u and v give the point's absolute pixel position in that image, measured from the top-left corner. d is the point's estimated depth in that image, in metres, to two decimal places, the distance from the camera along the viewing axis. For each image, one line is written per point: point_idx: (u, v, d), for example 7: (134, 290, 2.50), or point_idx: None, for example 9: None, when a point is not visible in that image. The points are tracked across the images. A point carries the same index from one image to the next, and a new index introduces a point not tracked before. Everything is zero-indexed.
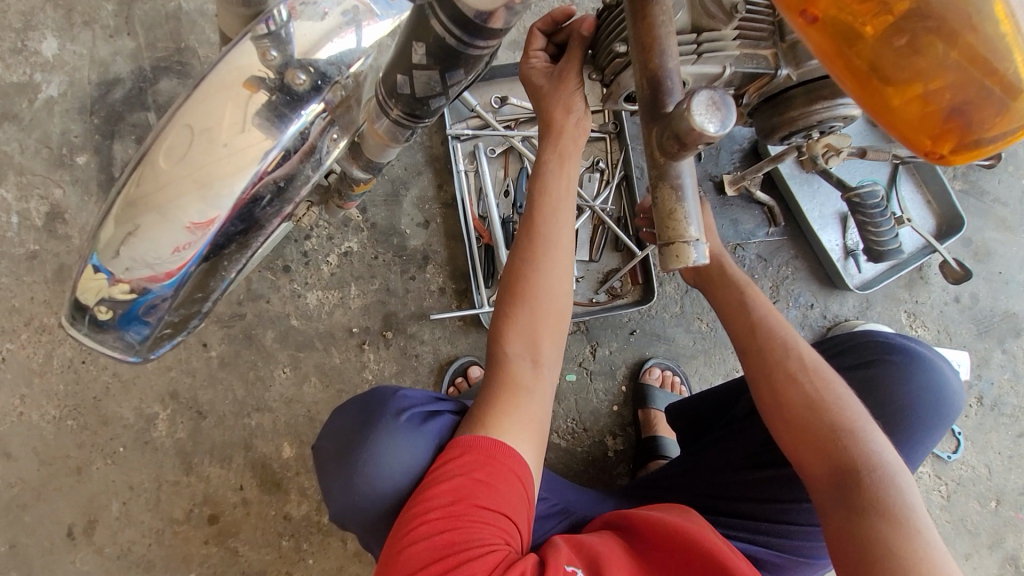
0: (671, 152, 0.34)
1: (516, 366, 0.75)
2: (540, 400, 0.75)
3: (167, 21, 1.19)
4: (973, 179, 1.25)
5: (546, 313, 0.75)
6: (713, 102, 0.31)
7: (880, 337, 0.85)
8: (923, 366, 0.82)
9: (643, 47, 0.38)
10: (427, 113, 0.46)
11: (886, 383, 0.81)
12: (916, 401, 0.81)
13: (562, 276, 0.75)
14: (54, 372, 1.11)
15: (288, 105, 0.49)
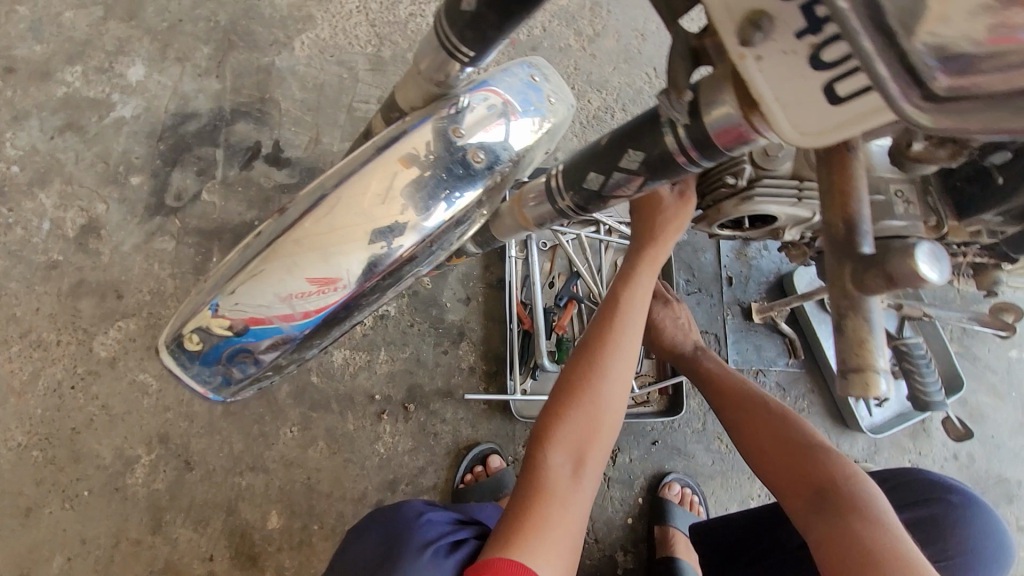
0: (869, 286, 0.37)
1: (556, 474, 0.63)
2: (575, 520, 0.63)
3: (257, 72, 1.25)
4: (967, 344, 1.37)
5: (603, 421, 0.66)
6: (931, 255, 0.36)
7: (938, 480, 0.92)
8: (982, 512, 0.90)
9: (838, 194, 0.41)
10: (598, 209, 0.49)
11: (946, 522, 0.88)
12: (975, 547, 0.88)
13: (622, 385, 0.67)
14: (36, 394, 1.01)
15: (462, 177, 0.53)
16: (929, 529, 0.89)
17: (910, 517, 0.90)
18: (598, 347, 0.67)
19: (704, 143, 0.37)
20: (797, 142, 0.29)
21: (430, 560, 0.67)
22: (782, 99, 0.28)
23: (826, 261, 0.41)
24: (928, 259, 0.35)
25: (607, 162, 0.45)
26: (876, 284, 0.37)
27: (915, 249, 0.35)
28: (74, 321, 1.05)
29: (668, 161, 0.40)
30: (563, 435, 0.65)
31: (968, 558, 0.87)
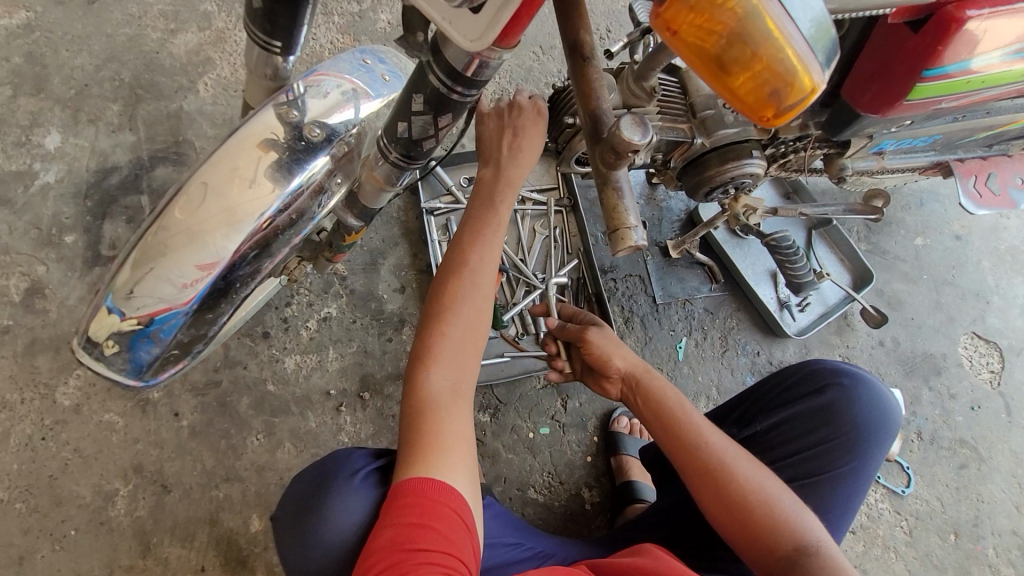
0: (610, 162, 0.46)
1: (439, 391, 0.77)
2: (463, 422, 0.77)
3: (168, 119, 1.33)
4: (874, 240, 1.47)
5: (473, 346, 0.81)
6: (634, 121, 0.44)
7: (829, 366, 1.07)
8: (870, 393, 1.04)
9: (584, 94, 0.50)
10: (420, 153, 0.57)
11: (838, 407, 1.03)
12: (865, 429, 1.02)
13: (483, 309, 0.82)
14: (9, 451, 1.07)
15: (306, 151, 0.61)
16: (824, 415, 1.04)
17: (808, 410, 1.05)
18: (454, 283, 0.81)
19: (456, 76, 0.46)
20: (476, 49, 0.37)
21: (360, 483, 0.81)
22: (447, 17, 0.36)
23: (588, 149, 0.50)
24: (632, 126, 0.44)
25: (405, 111, 0.53)
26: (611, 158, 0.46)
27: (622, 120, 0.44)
28: (34, 378, 1.11)
29: (446, 99, 0.49)
30: (442, 360, 0.78)
31: (862, 439, 1.01)
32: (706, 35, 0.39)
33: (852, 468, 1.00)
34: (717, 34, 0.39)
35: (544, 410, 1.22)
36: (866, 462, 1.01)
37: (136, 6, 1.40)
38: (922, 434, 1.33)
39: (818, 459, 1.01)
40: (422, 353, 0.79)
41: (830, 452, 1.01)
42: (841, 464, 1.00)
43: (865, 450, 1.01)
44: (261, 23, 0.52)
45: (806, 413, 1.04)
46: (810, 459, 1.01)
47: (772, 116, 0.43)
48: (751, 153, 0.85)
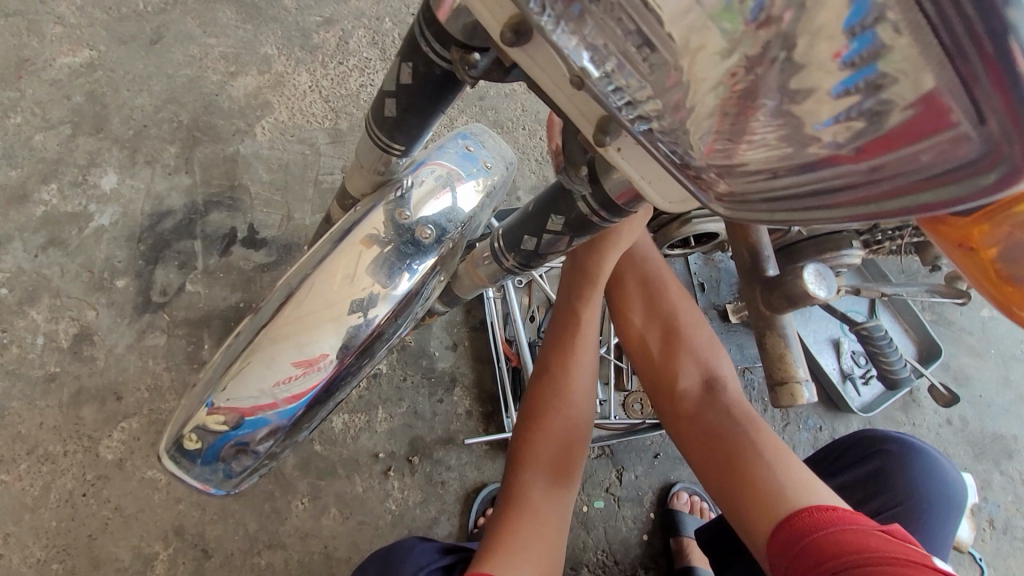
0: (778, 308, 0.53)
1: (532, 491, 0.76)
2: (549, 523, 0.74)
3: (223, 162, 1.32)
4: (940, 310, 1.41)
5: (561, 437, 0.80)
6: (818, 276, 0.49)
7: (876, 431, 1.01)
8: (930, 463, 0.95)
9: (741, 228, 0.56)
10: (540, 264, 0.53)
11: (890, 475, 0.95)
12: (926, 500, 0.93)
13: (571, 406, 0.81)
14: (49, 507, 1.03)
15: (416, 253, 0.58)
16: (879, 483, 0.96)
17: (861, 477, 0.98)
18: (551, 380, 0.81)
19: (609, 204, 0.42)
20: (672, 208, 0.35)
21: None
22: (648, 176, 0.34)
23: (745, 285, 0.57)
24: (814, 278, 0.49)
25: (536, 225, 0.49)
26: (783, 305, 0.53)
27: (802, 270, 0.50)
28: (78, 430, 1.08)
29: (586, 221, 0.46)
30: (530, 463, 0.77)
31: (922, 510, 0.92)
32: (989, 243, 0.27)
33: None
34: (1002, 244, 0.26)
35: (599, 482, 1.16)
36: (931, 534, 0.91)
37: (197, 47, 1.40)
38: (993, 522, 1.26)
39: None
40: (518, 454, 0.79)
41: (888, 524, 0.92)
42: None
43: (932, 524, 0.92)
44: (387, 128, 0.50)
45: (855, 483, 0.98)
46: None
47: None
48: (850, 243, 0.80)
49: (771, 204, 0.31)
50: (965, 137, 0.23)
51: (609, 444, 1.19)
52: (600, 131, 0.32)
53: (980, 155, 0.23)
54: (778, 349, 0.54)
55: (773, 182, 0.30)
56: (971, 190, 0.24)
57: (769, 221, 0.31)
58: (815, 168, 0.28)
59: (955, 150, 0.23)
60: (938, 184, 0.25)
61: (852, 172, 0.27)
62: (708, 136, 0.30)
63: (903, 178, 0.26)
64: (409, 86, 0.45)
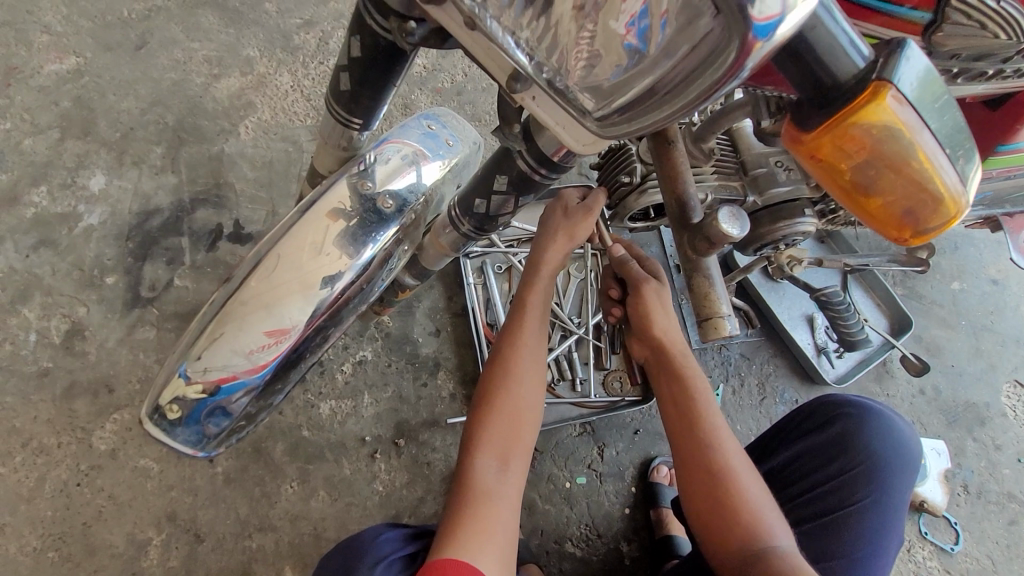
0: (700, 250, 0.57)
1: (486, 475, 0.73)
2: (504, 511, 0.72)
3: (209, 162, 1.35)
4: (911, 284, 1.45)
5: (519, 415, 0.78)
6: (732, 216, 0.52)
7: (834, 396, 1.04)
8: (885, 423, 1.00)
9: (671, 176, 0.58)
10: (493, 227, 0.57)
11: (850, 437, 0.99)
12: (881, 460, 0.97)
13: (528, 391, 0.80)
14: (44, 497, 1.06)
15: (378, 224, 0.61)
16: (836, 447, 1.00)
17: (819, 442, 1.02)
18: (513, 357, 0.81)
19: (545, 160, 0.46)
20: (587, 151, 0.38)
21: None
22: (561, 122, 0.37)
23: (673, 232, 0.60)
24: (728, 218, 0.51)
25: (484, 188, 0.53)
26: (704, 247, 0.56)
27: (717, 214, 0.53)
28: (71, 422, 1.11)
29: (528, 180, 0.49)
30: (487, 447, 0.75)
31: (881, 469, 0.97)
32: (838, 160, 0.30)
33: (873, 502, 0.94)
34: (856, 162, 0.30)
35: (581, 459, 1.19)
36: (889, 495, 0.95)
37: (181, 51, 1.44)
38: (968, 487, 1.29)
39: (835, 493, 0.96)
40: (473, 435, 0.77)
41: (848, 483, 0.96)
42: (864, 495, 0.95)
43: (886, 481, 0.96)
44: (344, 102, 0.54)
45: (818, 447, 1.01)
46: (825, 495, 0.97)
47: (907, 238, 0.33)
48: (804, 212, 0.85)
49: (624, 114, 0.32)
50: (707, 21, 0.26)
51: (590, 421, 1.22)
52: (510, 80, 0.36)
53: (720, 33, 0.25)
54: (703, 288, 0.59)
55: (616, 95, 0.32)
56: (720, 70, 0.26)
57: (631, 133, 0.32)
58: (634, 73, 0.30)
59: (705, 39, 0.27)
60: (701, 72, 0.27)
61: (655, 71, 0.29)
62: (570, 51, 0.32)
63: (687, 70, 0.28)
64: (359, 59, 0.49)
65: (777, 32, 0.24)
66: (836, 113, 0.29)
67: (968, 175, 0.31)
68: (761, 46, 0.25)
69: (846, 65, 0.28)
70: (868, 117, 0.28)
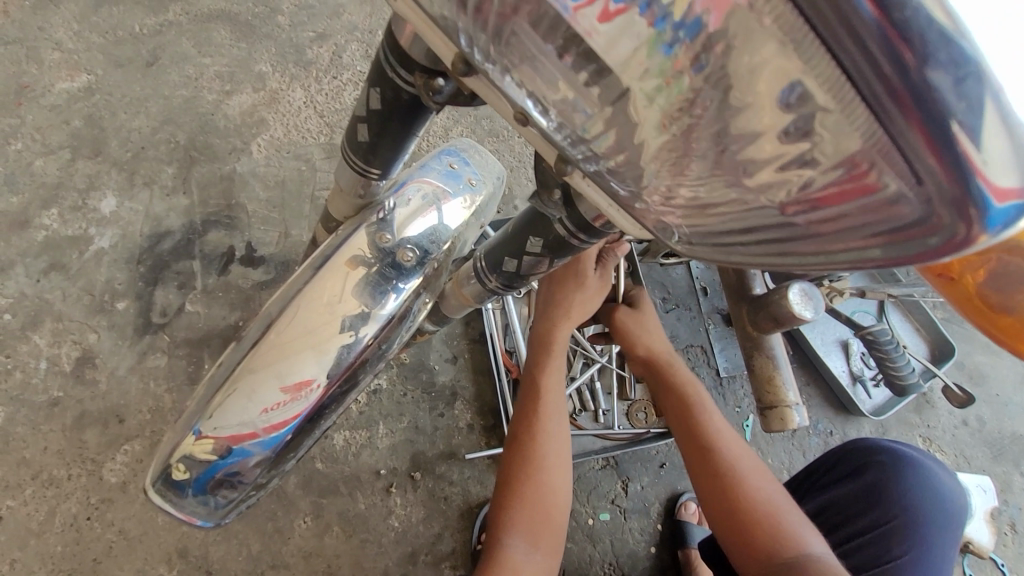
0: (763, 328, 0.56)
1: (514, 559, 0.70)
2: None
3: (220, 182, 1.32)
4: (953, 308, 1.37)
5: (546, 483, 0.75)
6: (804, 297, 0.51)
7: (866, 440, 0.96)
8: (921, 472, 0.91)
9: None
10: (523, 285, 0.52)
11: (885, 487, 0.91)
12: (922, 515, 0.89)
13: (553, 456, 0.77)
14: (54, 532, 1.04)
15: (398, 277, 0.57)
16: (870, 497, 0.92)
17: (850, 491, 0.94)
18: (533, 400, 0.79)
19: (586, 227, 0.41)
20: (643, 234, 0.35)
21: None
22: (617, 206, 0.33)
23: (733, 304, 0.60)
24: (798, 298, 0.51)
25: (516, 246, 0.48)
26: (767, 324, 0.55)
27: (786, 291, 0.52)
28: (82, 454, 1.09)
29: (565, 243, 0.44)
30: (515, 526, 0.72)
31: (919, 523, 0.88)
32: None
33: (913, 560, 0.86)
34: None
35: (604, 494, 1.14)
36: (931, 552, 0.87)
37: (192, 67, 1.40)
38: (1015, 526, 1.22)
39: (873, 548, 0.88)
40: (498, 514, 0.73)
41: (882, 539, 0.88)
42: (901, 551, 0.87)
43: (925, 536, 0.87)
44: (361, 153, 0.49)
45: (848, 496, 0.94)
46: (860, 550, 0.89)
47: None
48: None
49: (724, 247, 0.31)
50: (903, 196, 0.22)
51: (614, 455, 1.16)
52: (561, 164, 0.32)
53: (925, 214, 0.22)
54: (765, 372, 0.56)
55: (730, 232, 0.30)
56: (923, 248, 0.24)
57: (727, 263, 0.32)
58: (777, 225, 0.27)
59: (895, 213, 0.23)
60: (889, 240, 0.25)
61: (807, 227, 0.27)
62: (655, 186, 0.29)
63: (848, 234, 0.26)
64: (378, 111, 0.44)
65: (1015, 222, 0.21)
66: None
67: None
68: (987, 238, 0.22)
69: None
70: None
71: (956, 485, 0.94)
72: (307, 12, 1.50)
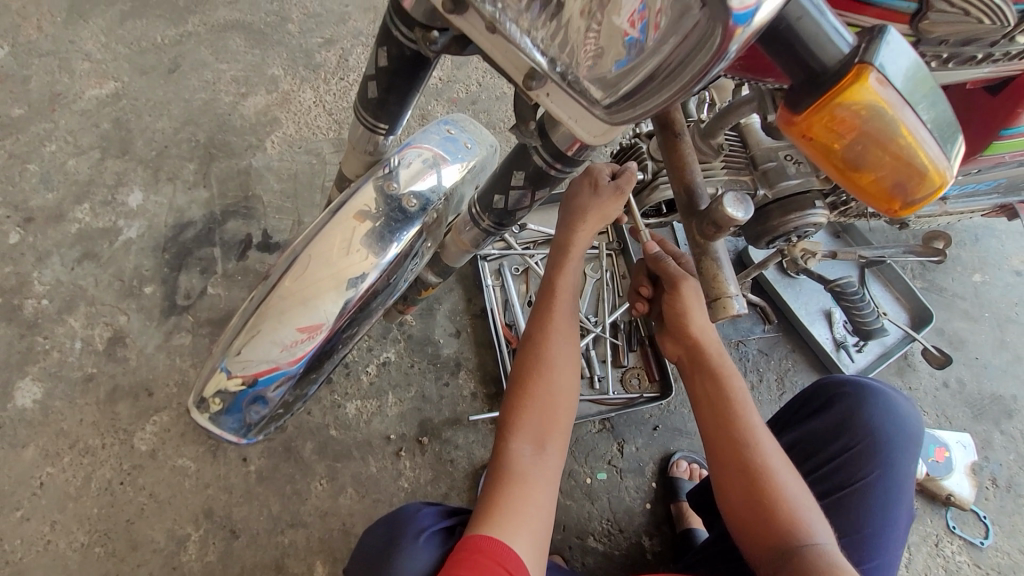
0: (709, 233, 0.59)
1: (521, 461, 0.75)
2: (540, 493, 0.74)
3: (237, 176, 1.42)
4: (931, 277, 1.44)
5: (553, 399, 0.80)
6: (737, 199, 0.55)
7: (836, 375, 1.04)
8: (884, 398, 0.98)
9: (678, 167, 0.63)
10: (511, 222, 0.60)
11: (852, 414, 0.98)
12: (885, 436, 0.95)
13: (559, 375, 0.81)
14: (91, 495, 1.12)
15: (403, 223, 0.66)
16: (839, 423, 0.98)
17: (822, 420, 1.00)
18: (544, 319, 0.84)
19: (560, 156, 0.49)
20: (598, 141, 0.41)
21: (424, 543, 0.77)
22: (573, 116, 0.40)
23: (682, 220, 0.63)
24: (732, 202, 0.55)
25: (503, 184, 0.56)
26: (711, 231, 0.59)
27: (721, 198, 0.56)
28: (115, 424, 1.17)
29: (545, 174, 0.53)
30: (524, 433, 0.77)
31: (882, 443, 0.95)
32: (832, 138, 0.32)
33: (879, 477, 0.92)
34: (844, 142, 0.32)
35: (601, 455, 1.21)
36: (894, 468, 0.93)
37: (211, 72, 1.52)
38: (997, 481, 1.27)
39: (842, 469, 0.95)
40: (508, 422, 0.78)
41: (854, 458, 0.94)
42: (868, 471, 0.93)
43: (888, 455, 0.94)
44: (372, 109, 0.58)
45: (820, 424, 1.00)
46: (834, 471, 0.95)
47: (895, 208, 0.36)
48: (813, 204, 0.86)
49: (629, 99, 0.34)
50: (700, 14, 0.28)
51: (609, 418, 1.24)
52: (527, 78, 0.39)
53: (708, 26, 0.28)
54: (712, 271, 0.60)
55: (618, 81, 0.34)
56: (707, 55, 0.28)
57: (636, 115, 0.34)
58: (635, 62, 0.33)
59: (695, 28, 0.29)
60: (691, 61, 0.30)
61: (654, 58, 0.32)
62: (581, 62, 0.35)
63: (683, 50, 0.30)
64: (386, 68, 0.53)
65: (754, 19, 0.26)
66: (828, 92, 0.31)
67: (949, 147, 0.33)
68: (742, 33, 0.27)
69: (830, 50, 0.30)
70: (851, 96, 0.30)
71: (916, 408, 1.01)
72: (315, 20, 1.61)
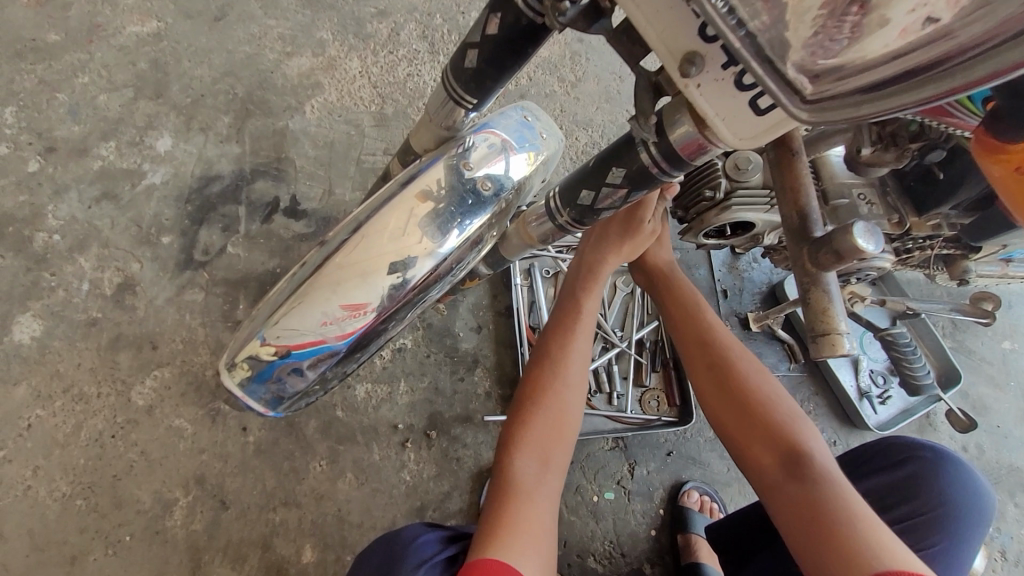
0: (824, 263, 0.60)
1: (523, 475, 0.72)
2: (544, 509, 0.70)
3: (272, 135, 1.37)
4: (962, 338, 1.42)
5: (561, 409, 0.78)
6: (868, 231, 0.57)
7: (906, 437, 1.00)
8: (959, 470, 0.94)
9: (790, 189, 0.63)
10: (592, 220, 0.57)
11: (923, 480, 0.94)
12: (954, 509, 0.91)
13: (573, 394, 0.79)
14: (78, 445, 1.07)
15: (472, 207, 0.62)
16: (909, 488, 0.95)
17: (889, 482, 0.97)
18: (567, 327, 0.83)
19: (672, 155, 0.45)
20: (740, 145, 0.39)
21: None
22: (721, 114, 0.38)
23: (791, 244, 0.64)
24: (863, 233, 0.57)
25: (595, 180, 0.54)
26: (828, 259, 0.60)
27: (852, 227, 0.57)
28: (113, 374, 1.12)
29: (646, 174, 0.49)
30: (529, 447, 0.74)
31: (952, 517, 0.91)
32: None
33: (942, 550, 0.89)
34: None
35: (611, 474, 1.17)
36: (960, 544, 0.90)
37: (258, 26, 1.47)
38: (1005, 553, 1.24)
39: (907, 536, 0.91)
40: (511, 435, 0.75)
41: (917, 528, 0.91)
42: (933, 542, 0.89)
43: (956, 531, 0.91)
44: (464, 80, 0.54)
45: (887, 487, 0.97)
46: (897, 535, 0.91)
47: None
48: (881, 247, 0.84)
49: (858, 95, 0.33)
50: None
51: (623, 437, 1.19)
52: (685, 63, 0.37)
53: None
54: (822, 304, 0.62)
55: (865, 74, 0.33)
56: None
57: (858, 116, 0.33)
58: (901, 53, 0.32)
59: (1020, 19, 0.29)
60: (1005, 49, 0.29)
61: (932, 50, 0.31)
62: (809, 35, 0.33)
63: (981, 47, 0.30)
64: (494, 37, 0.49)
65: None
66: None
67: None
68: None
69: None
70: None
71: (990, 487, 0.96)
72: None
